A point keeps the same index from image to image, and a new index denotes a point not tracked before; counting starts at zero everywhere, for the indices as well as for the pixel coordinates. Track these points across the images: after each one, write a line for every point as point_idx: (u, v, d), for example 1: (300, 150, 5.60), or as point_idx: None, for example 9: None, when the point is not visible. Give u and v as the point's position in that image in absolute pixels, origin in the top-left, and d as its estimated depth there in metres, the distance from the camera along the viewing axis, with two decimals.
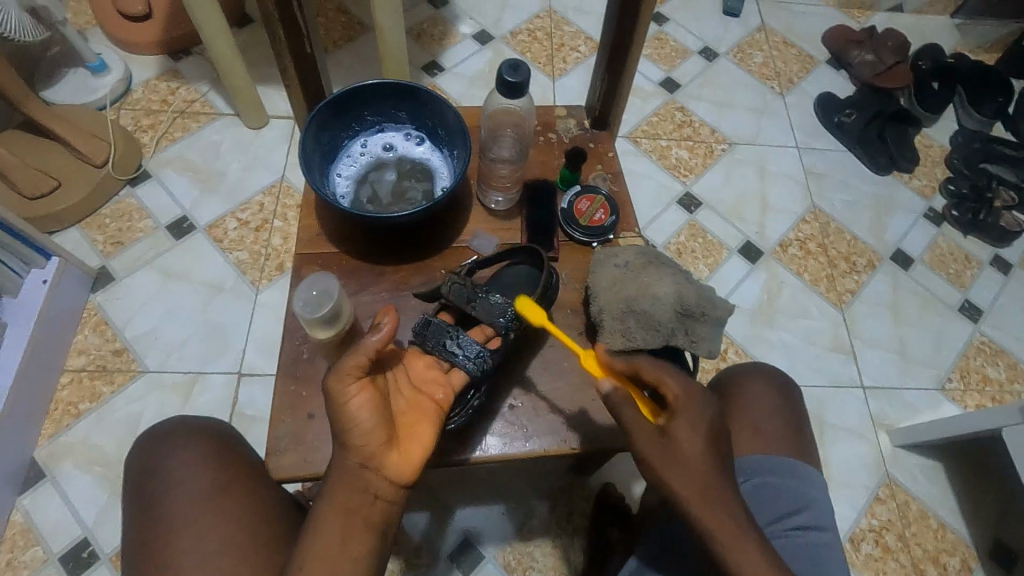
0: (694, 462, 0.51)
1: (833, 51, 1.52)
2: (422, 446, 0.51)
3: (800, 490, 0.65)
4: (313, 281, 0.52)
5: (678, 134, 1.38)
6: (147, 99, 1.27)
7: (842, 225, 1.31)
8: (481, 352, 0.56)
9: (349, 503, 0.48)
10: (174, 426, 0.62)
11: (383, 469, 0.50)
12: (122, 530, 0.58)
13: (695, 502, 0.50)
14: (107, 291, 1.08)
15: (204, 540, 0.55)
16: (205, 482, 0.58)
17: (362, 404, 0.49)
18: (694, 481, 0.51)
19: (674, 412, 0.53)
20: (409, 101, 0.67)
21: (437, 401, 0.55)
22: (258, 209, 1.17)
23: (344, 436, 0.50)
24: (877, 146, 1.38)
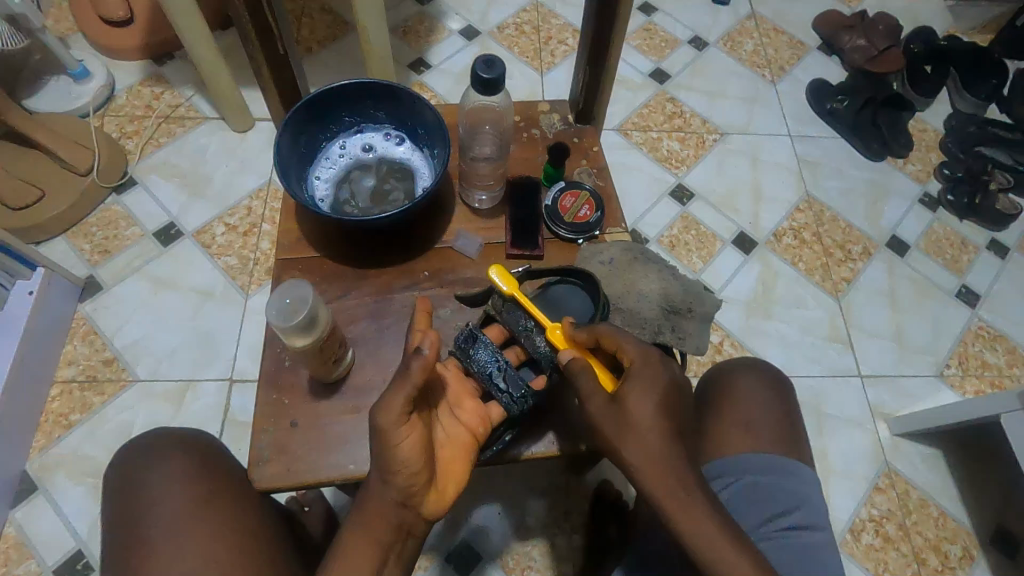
0: (647, 431, 0.50)
1: (824, 36, 1.51)
2: (456, 483, 0.53)
3: (794, 488, 0.64)
4: (285, 291, 0.51)
5: (669, 125, 1.37)
6: (131, 105, 1.26)
7: (837, 213, 1.30)
8: (524, 391, 0.57)
9: (380, 537, 0.49)
10: (155, 438, 0.61)
11: (419, 507, 0.50)
12: (104, 545, 0.57)
13: (650, 474, 0.50)
14: (95, 300, 1.07)
15: (188, 555, 0.54)
16: (188, 496, 0.57)
17: (412, 443, 0.49)
18: (646, 447, 0.50)
19: (626, 379, 0.53)
20: (387, 100, 0.65)
21: (474, 433, 0.55)
22: (246, 213, 1.16)
23: (388, 471, 0.49)
24: (871, 132, 1.37)
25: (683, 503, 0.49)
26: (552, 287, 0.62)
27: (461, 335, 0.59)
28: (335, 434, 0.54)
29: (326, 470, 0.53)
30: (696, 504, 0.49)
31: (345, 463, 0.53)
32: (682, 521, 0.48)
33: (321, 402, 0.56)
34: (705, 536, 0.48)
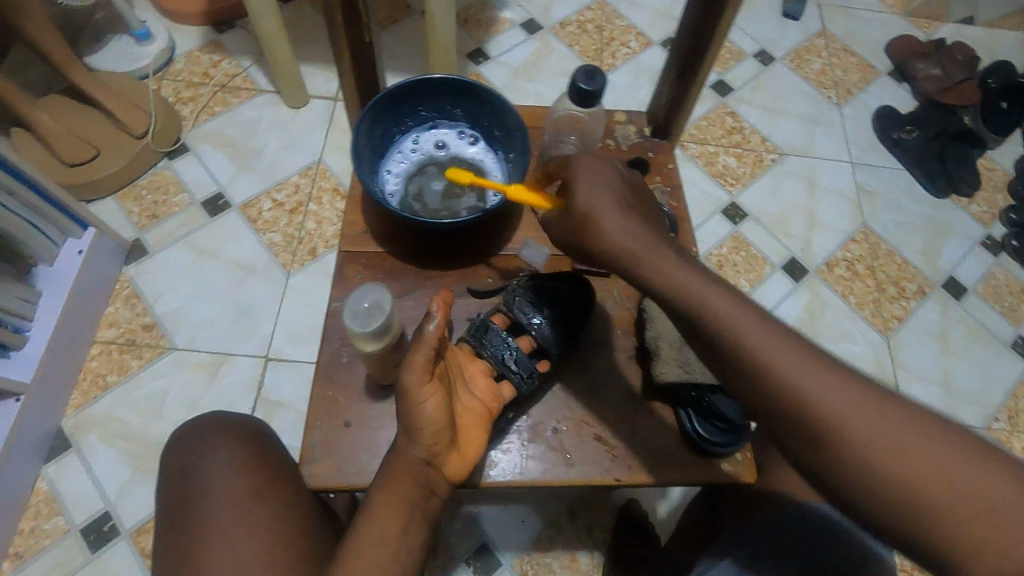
0: (607, 225, 0.49)
1: (896, 62, 1.45)
2: (477, 448, 0.51)
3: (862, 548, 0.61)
4: (362, 293, 0.50)
5: (727, 140, 1.33)
6: (188, 70, 1.25)
7: (893, 247, 1.25)
8: (533, 371, 0.55)
9: (408, 494, 0.49)
10: (211, 423, 0.61)
11: (442, 469, 0.50)
12: (156, 526, 0.57)
13: (632, 260, 0.49)
14: (140, 264, 1.07)
15: (239, 546, 0.53)
16: (240, 484, 0.56)
17: (435, 402, 0.48)
18: (618, 242, 0.49)
19: (570, 180, 0.53)
20: (467, 98, 0.64)
21: (489, 407, 0.54)
22: (293, 190, 1.16)
23: (411, 429, 0.48)
24: (936, 166, 1.32)
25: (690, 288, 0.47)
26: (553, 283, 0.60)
27: (473, 323, 0.57)
28: (388, 438, 0.53)
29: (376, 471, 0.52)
30: (713, 294, 0.46)
31: None
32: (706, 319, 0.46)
33: (376, 404, 0.54)
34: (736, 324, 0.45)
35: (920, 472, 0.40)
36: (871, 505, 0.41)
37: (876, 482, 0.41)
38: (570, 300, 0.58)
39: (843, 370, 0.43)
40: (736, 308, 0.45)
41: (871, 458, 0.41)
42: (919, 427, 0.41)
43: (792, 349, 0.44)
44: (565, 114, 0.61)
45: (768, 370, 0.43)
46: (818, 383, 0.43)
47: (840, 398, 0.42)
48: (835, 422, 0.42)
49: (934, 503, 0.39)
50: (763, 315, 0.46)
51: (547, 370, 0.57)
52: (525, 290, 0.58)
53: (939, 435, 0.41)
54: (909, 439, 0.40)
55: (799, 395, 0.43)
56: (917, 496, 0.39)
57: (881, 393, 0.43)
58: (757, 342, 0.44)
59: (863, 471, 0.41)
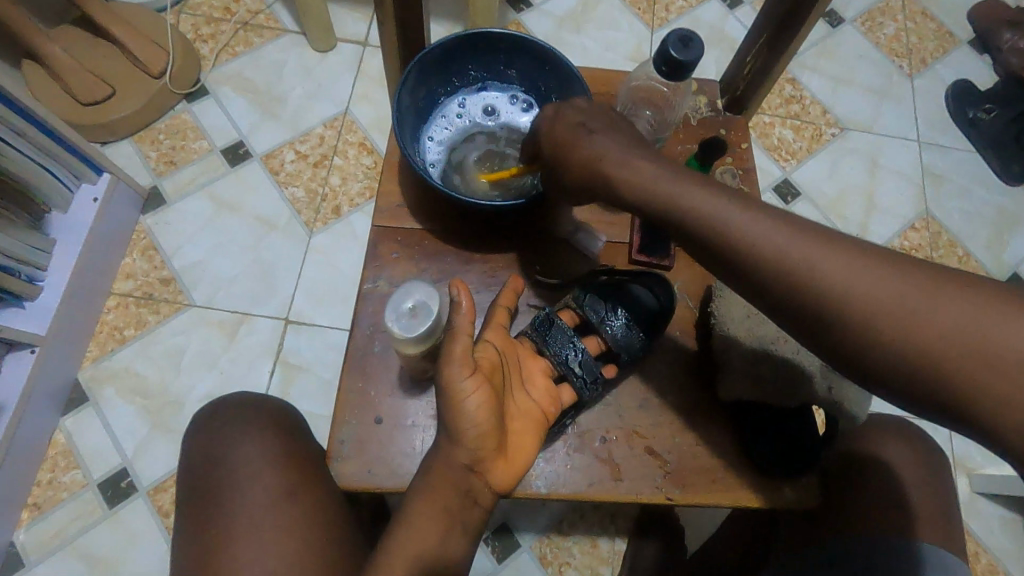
0: (576, 152, 0.46)
1: (979, 30, 1.31)
2: (526, 456, 0.46)
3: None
4: (407, 291, 0.46)
5: (785, 110, 1.22)
6: (209, 5, 1.16)
7: (955, 238, 1.16)
8: (597, 374, 0.50)
9: (447, 504, 0.45)
10: (240, 410, 0.56)
11: (488, 477, 0.45)
12: (179, 518, 0.53)
13: (607, 170, 0.44)
14: (158, 214, 1.02)
15: (269, 552, 0.49)
16: (271, 484, 0.52)
17: (478, 400, 0.43)
18: (591, 156, 0.45)
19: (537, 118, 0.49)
20: (523, 58, 0.57)
21: (546, 411, 0.49)
22: (318, 143, 1.09)
23: (454, 433, 0.43)
24: (1011, 150, 1.22)
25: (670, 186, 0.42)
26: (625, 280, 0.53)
27: (538, 316, 0.52)
28: (423, 439, 0.49)
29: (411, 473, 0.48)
30: (691, 191, 0.42)
31: None
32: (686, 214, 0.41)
33: (409, 400, 0.50)
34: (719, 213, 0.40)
35: (960, 333, 0.34)
36: (907, 384, 0.35)
37: (910, 356, 0.35)
38: (643, 306, 0.51)
39: (849, 241, 0.38)
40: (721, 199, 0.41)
41: (892, 325, 0.35)
42: (946, 284, 0.35)
43: (789, 233, 0.38)
44: (644, 83, 0.56)
45: (765, 259, 0.38)
46: (825, 262, 0.37)
47: (849, 273, 0.36)
48: (850, 304, 0.36)
49: (984, 364, 0.33)
50: (751, 202, 0.40)
51: (612, 376, 0.52)
52: (599, 287, 0.52)
53: (972, 289, 0.34)
54: (938, 302, 0.35)
55: (805, 280, 0.37)
56: (957, 365, 0.33)
57: (896, 257, 0.37)
58: (748, 230, 0.39)
59: (892, 347, 0.35)
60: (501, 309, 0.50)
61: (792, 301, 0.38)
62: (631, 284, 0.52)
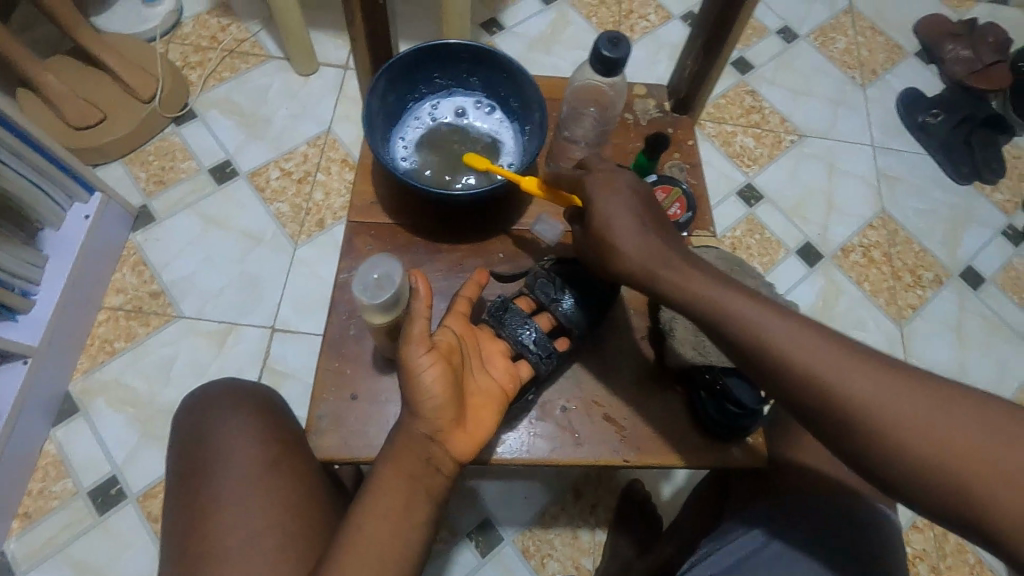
0: (625, 245, 0.50)
1: (925, 42, 1.40)
2: (484, 428, 0.50)
3: (880, 533, 0.59)
4: (373, 264, 0.50)
5: (745, 120, 1.29)
6: (197, 34, 1.22)
7: (912, 235, 1.23)
8: (550, 349, 0.55)
9: (411, 471, 0.48)
10: (224, 392, 0.60)
11: (448, 445, 0.48)
12: (167, 494, 0.56)
13: (654, 271, 0.49)
14: (147, 231, 1.06)
15: (251, 519, 0.52)
16: (254, 457, 0.55)
17: (435, 375, 0.47)
18: (642, 258, 0.49)
19: (588, 198, 0.52)
20: (484, 66, 0.63)
21: (505, 389, 0.53)
22: (302, 160, 1.14)
23: (414, 404, 0.47)
24: (960, 153, 1.28)
25: (719, 301, 0.47)
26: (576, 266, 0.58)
27: (494, 304, 0.57)
28: (394, 413, 0.52)
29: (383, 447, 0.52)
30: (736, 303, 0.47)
31: None
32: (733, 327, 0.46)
33: (382, 377, 0.54)
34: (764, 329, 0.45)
35: (986, 460, 0.39)
36: (929, 495, 0.41)
37: (925, 474, 0.41)
38: (594, 286, 0.57)
39: (880, 363, 0.44)
40: (768, 316, 0.46)
41: (924, 446, 0.41)
42: (969, 410, 0.41)
43: (827, 352, 0.44)
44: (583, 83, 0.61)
45: (805, 376, 0.44)
46: (860, 382, 0.43)
47: (882, 394, 0.42)
48: (880, 421, 0.42)
49: (1002, 488, 0.38)
50: (796, 319, 0.46)
51: (565, 349, 0.56)
52: (549, 272, 0.57)
53: (985, 418, 0.40)
54: (961, 422, 0.40)
55: (841, 399, 0.43)
56: (972, 490, 0.39)
57: (918, 379, 0.43)
58: (792, 349, 0.44)
59: (918, 464, 0.41)
60: (461, 298, 0.54)
61: (829, 414, 0.44)
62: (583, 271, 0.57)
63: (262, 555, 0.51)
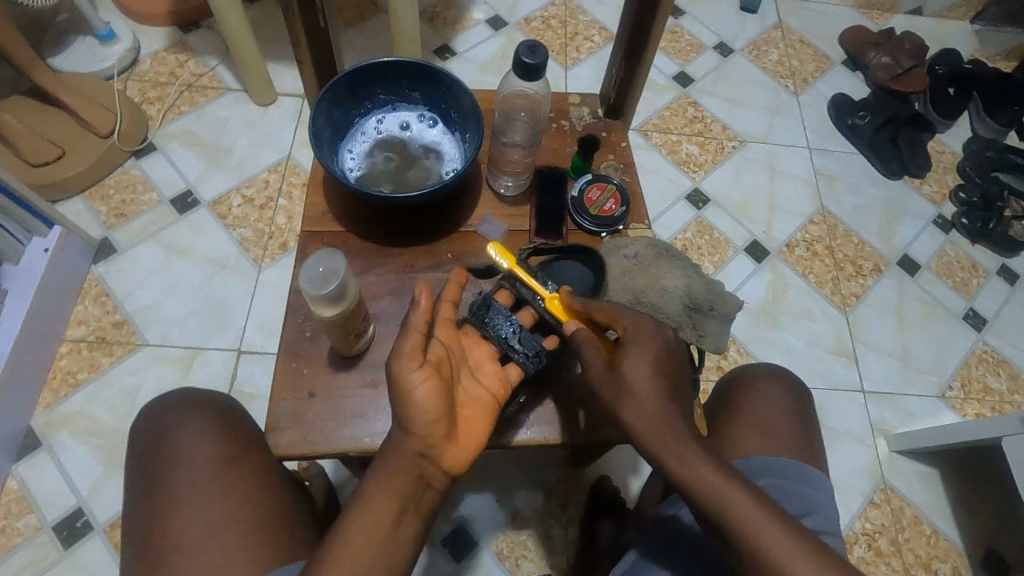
0: (645, 398, 0.50)
1: (850, 51, 1.50)
2: (476, 438, 0.51)
3: (807, 493, 0.62)
4: (318, 259, 0.53)
5: (689, 129, 1.37)
6: (154, 71, 1.25)
7: (850, 229, 1.30)
8: (538, 350, 0.59)
9: (402, 487, 0.47)
10: (181, 398, 0.63)
11: (440, 460, 0.49)
12: (128, 498, 0.59)
13: (649, 431, 0.50)
14: (109, 262, 1.07)
15: (211, 512, 0.56)
16: (213, 454, 0.59)
17: (427, 390, 0.48)
18: (645, 414, 0.50)
19: (625, 341, 0.53)
20: (424, 82, 0.67)
21: (495, 394, 0.56)
22: (263, 186, 1.16)
23: (405, 421, 0.48)
24: (888, 150, 1.37)
25: (689, 466, 0.48)
26: (557, 263, 0.64)
27: (475, 302, 0.60)
28: (351, 408, 0.58)
29: (341, 441, 0.56)
30: (684, 447, 0.48)
31: (360, 435, 0.56)
32: (678, 466, 0.48)
33: (340, 373, 0.59)
34: (700, 474, 0.47)
35: None
36: None
37: None
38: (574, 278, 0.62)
39: (808, 537, 0.45)
40: (734, 489, 0.47)
41: None
42: None
43: (757, 509, 0.46)
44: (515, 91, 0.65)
45: (733, 526, 0.45)
46: (782, 549, 0.44)
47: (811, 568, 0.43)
48: None
49: None
50: (763, 497, 0.47)
51: (553, 346, 0.60)
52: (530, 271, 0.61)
53: None
54: None
55: (759, 553, 0.44)
56: None
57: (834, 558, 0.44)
58: (752, 522, 0.45)
59: None
60: (446, 307, 0.56)
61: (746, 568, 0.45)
62: (561, 265, 0.63)
63: (221, 546, 0.55)
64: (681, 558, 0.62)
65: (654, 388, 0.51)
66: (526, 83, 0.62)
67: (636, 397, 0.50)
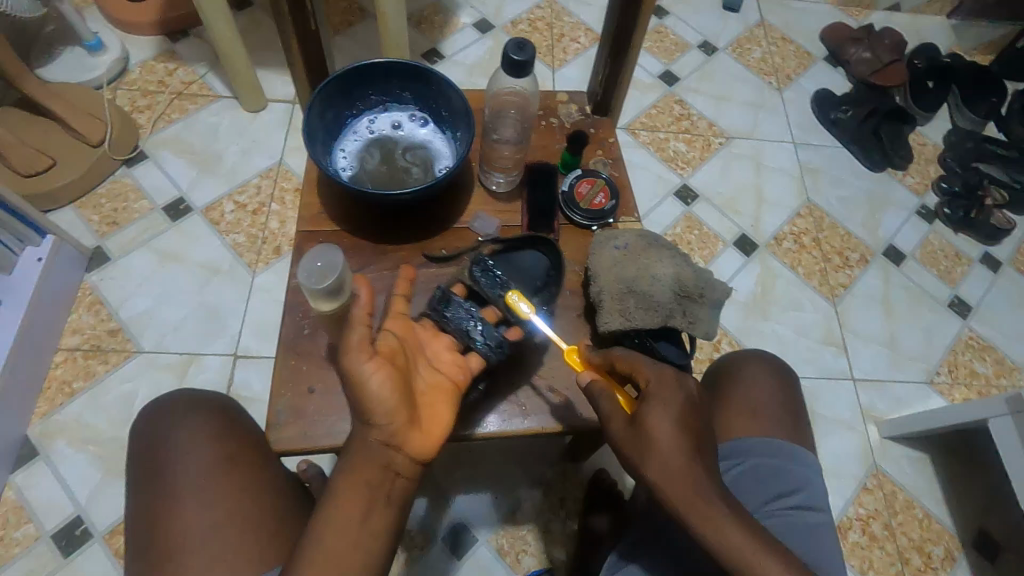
0: (669, 454, 0.50)
1: (831, 48, 1.53)
2: (441, 425, 0.52)
3: (794, 472, 0.65)
4: (315, 254, 0.54)
5: (676, 127, 1.39)
6: (144, 80, 1.26)
7: (836, 220, 1.32)
8: (500, 339, 0.59)
9: (368, 477, 0.49)
10: (178, 399, 0.64)
11: (406, 448, 0.49)
12: (127, 500, 0.59)
13: (671, 487, 0.50)
14: (102, 271, 1.07)
15: (210, 510, 0.57)
16: (212, 455, 0.60)
17: (381, 378, 0.49)
18: (666, 468, 0.50)
19: (647, 397, 0.53)
20: (414, 82, 0.69)
21: (455, 381, 0.56)
22: (255, 192, 1.17)
23: (363, 411, 0.49)
24: (871, 143, 1.39)
25: (711, 522, 0.48)
26: (509, 253, 0.65)
27: (434, 297, 0.61)
28: (349, 402, 0.59)
29: (341, 435, 0.58)
30: (709, 506, 0.49)
31: None
32: (700, 524, 0.49)
33: (337, 369, 0.61)
34: (726, 534, 0.48)
35: None
36: None
37: None
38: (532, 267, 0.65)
39: None
40: (752, 543, 0.48)
41: None
42: None
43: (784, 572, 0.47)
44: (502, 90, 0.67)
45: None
46: None
47: None
48: None
49: None
50: (780, 550, 0.48)
51: (516, 337, 0.60)
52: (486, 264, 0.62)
53: None
54: None
55: None
56: None
57: None
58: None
59: None
60: (398, 299, 0.57)
61: None
62: (516, 256, 0.65)
63: (221, 544, 0.55)
64: (675, 539, 0.64)
65: (679, 444, 0.50)
66: (512, 78, 0.62)
67: (657, 453, 0.50)
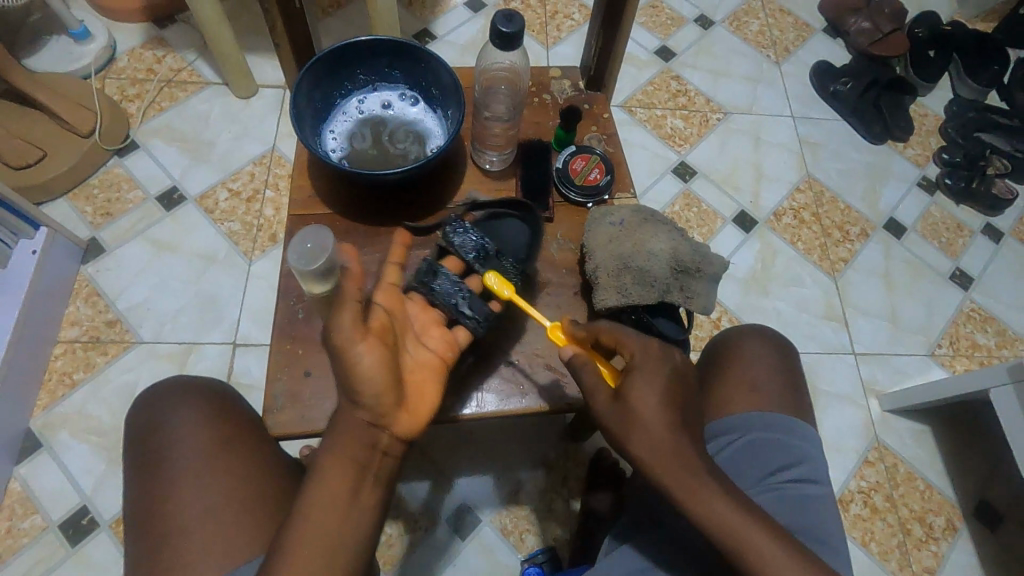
0: (655, 428, 0.50)
1: (829, 18, 1.50)
2: (427, 403, 0.52)
3: (794, 445, 0.65)
4: (305, 236, 0.54)
5: (673, 103, 1.37)
6: (132, 68, 1.24)
7: (836, 194, 1.31)
8: (487, 313, 0.59)
9: (355, 456, 0.48)
10: (173, 386, 0.63)
11: (393, 427, 0.49)
12: (126, 487, 0.59)
13: (659, 464, 0.49)
14: (98, 262, 1.07)
15: (207, 494, 0.57)
16: (207, 439, 0.60)
17: (372, 357, 0.48)
18: (652, 443, 0.50)
19: (631, 372, 0.52)
20: (404, 60, 0.68)
21: (443, 357, 0.56)
22: (249, 179, 1.16)
23: (352, 392, 0.48)
24: (871, 115, 1.38)
25: (702, 500, 0.48)
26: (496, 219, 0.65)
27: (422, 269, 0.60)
28: None
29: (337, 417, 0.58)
30: (698, 483, 0.49)
31: None
32: (691, 501, 0.49)
33: None
34: (715, 510, 0.48)
35: None
36: None
37: None
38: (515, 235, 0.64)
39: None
40: (743, 519, 0.48)
41: None
42: None
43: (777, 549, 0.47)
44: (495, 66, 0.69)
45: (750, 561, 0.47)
46: None
47: None
48: None
49: None
50: (771, 525, 0.48)
51: (499, 310, 0.61)
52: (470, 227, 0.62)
53: None
54: None
55: None
56: None
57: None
58: (756, 545, 0.47)
59: None
60: (390, 270, 0.56)
61: None
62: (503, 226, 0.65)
63: (219, 527, 0.56)
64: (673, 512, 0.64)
65: (666, 420, 0.50)
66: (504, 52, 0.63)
67: (644, 430, 0.50)
